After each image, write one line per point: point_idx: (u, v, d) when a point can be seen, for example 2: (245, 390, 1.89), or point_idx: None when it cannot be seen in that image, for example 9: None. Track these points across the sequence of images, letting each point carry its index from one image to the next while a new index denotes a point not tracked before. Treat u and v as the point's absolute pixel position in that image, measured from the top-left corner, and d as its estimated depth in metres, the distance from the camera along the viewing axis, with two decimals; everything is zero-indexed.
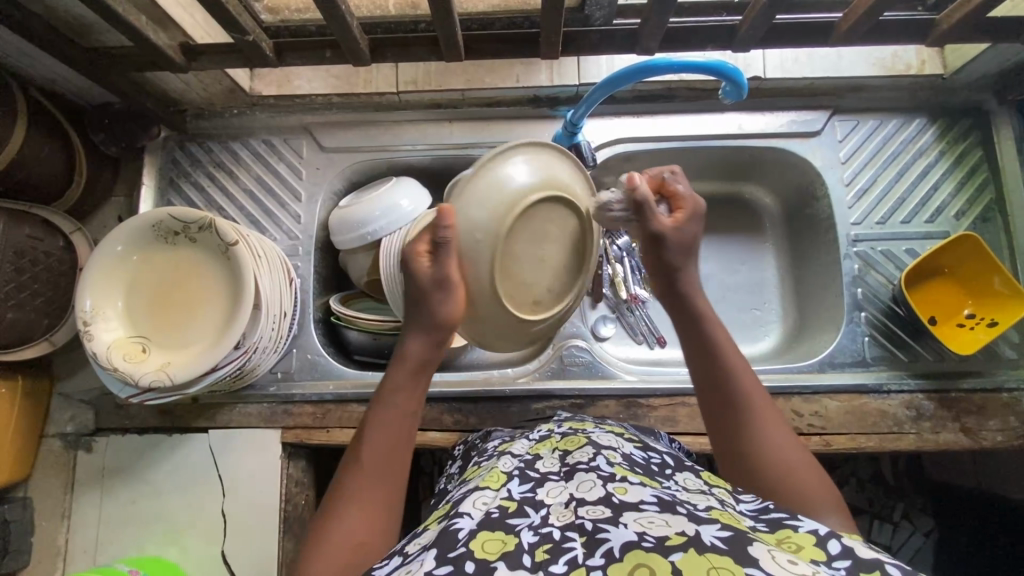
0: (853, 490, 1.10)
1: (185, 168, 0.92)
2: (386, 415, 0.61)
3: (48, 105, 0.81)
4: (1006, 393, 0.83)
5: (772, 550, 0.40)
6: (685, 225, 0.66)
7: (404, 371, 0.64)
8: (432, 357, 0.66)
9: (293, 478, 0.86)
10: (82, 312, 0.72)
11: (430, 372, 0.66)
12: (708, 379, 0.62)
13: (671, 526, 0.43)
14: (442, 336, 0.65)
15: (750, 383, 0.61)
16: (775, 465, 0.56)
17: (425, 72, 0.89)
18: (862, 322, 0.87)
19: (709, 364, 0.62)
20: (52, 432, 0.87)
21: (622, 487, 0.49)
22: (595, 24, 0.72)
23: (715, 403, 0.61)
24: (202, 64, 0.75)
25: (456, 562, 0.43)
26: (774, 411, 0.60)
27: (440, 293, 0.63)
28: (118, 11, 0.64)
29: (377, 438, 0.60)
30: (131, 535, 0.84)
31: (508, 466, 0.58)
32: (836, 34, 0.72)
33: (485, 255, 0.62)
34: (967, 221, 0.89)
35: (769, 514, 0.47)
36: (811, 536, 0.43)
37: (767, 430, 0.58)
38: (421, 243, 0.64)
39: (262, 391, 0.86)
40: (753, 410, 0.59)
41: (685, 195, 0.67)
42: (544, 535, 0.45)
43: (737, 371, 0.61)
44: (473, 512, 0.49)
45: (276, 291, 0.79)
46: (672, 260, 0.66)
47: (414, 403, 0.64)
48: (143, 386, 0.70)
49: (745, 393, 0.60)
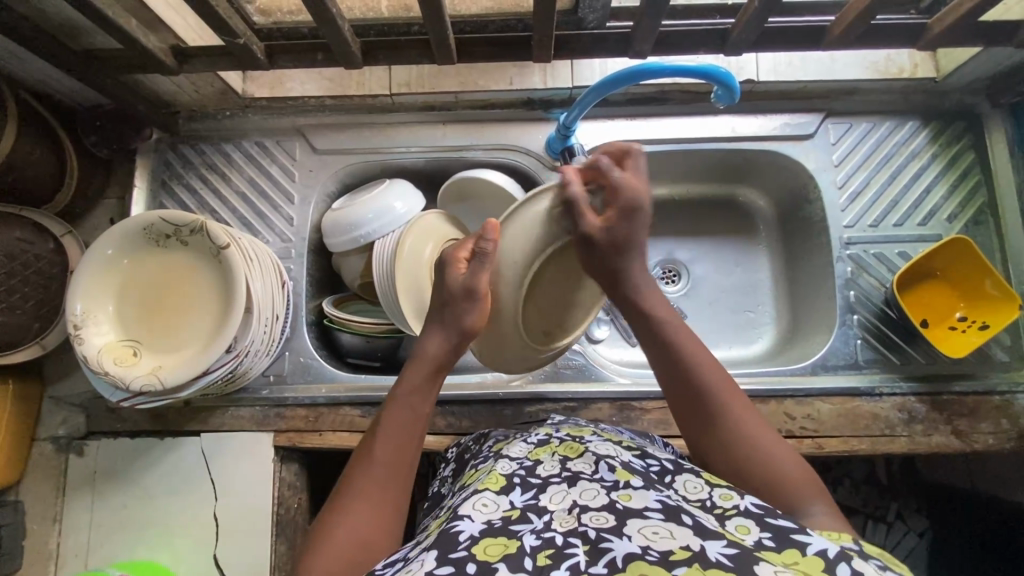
0: (847, 491, 1.11)
1: (177, 170, 0.92)
2: (401, 416, 0.62)
3: (40, 108, 0.81)
4: (997, 395, 0.84)
5: (779, 572, 0.39)
6: (616, 221, 0.62)
7: (418, 372, 0.65)
8: (447, 360, 0.66)
9: (286, 481, 0.86)
10: (72, 315, 0.71)
11: (444, 375, 0.67)
12: (677, 383, 0.62)
13: (675, 538, 0.43)
14: (459, 342, 0.66)
15: (718, 383, 0.61)
16: (756, 468, 0.56)
17: (418, 74, 0.89)
18: (855, 325, 0.87)
19: (676, 371, 0.63)
20: (43, 435, 0.87)
21: (626, 493, 0.49)
22: (588, 27, 0.73)
23: (687, 410, 0.62)
24: (192, 66, 0.74)
25: (458, 564, 0.43)
26: (747, 407, 0.60)
27: (468, 302, 0.65)
28: (108, 14, 0.63)
29: (387, 437, 0.60)
30: (123, 540, 0.84)
31: (507, 469, 0.57)
32: (828, 38, 0.72)
33: (514, 280, 0.65)
34: (960, 223, 0.89)
35: (774, 520, 0.47)
36: (819, 560, 0.42)
37: (741, 432, 0.59)
38: (461, 249, 0.68)
39: (254, 394, 0.86)
40: (726, 412, 0.60)
41: (619, 187, 0.63)
42: (547, 539, 0.45)
43: (705, 372, 0.62)
44: (474, 516, 0.49)
45: (268, 295, 0.79)
46: (611, 261, 0.63)
47: (426, 404, 0.64)
48: (134, 390, 0.70)
49: (715, 395, 0.61)
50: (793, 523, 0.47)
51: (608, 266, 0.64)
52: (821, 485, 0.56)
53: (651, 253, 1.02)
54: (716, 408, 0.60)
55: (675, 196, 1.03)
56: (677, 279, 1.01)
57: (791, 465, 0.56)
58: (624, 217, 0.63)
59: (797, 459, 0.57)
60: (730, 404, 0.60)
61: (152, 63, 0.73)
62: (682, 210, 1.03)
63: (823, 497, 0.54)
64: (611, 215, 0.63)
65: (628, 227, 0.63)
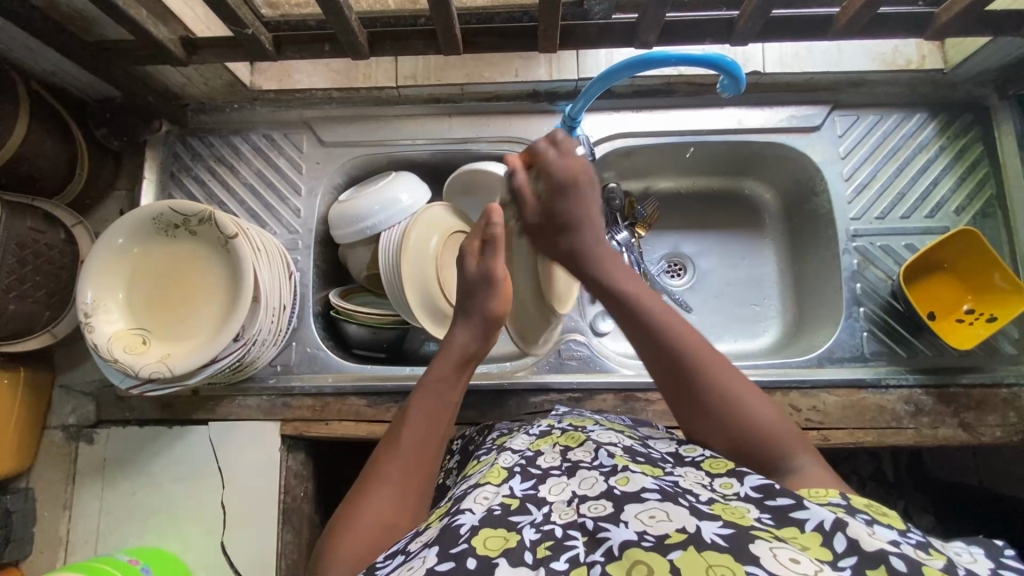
0: (854, 487, 1.11)
1: (185, 162, 0.93)
2: (427, 404, 0.63)
3: (50, 98, 0.81)
4: (1005, 388, 0.83)
5: (774, 548, 0.40)
6: (552, 207, 0.70)
7: (449, 360, 0.67)
8: (475, 352, 0.68)
9: (293, 469, 0.87)
10: (83, 304, 0.72)
11: (472, 366, 0.69)
12: (646, 335, 0.62)
13: (672, 521, 0.43)
14: (485, 334, 0.69)
15: (688, 333, 0.61)
16: (739, 409, 0.58)
17: (425, 66, 0.89)
18: (861, 318, 0.87)
19: (643, 328, 0.63)
20: (54, 423, 0.88)
21: (624, 477, 0.49)
22: (594, 18, 0.72)
23: (664, 360, 0.61)
24: (202, 57, 0.75)
25: (458, 558, 0.44)
26: (720, 357, 0.61)
27: (486, 289, 0.69)
28: (119, 4, 0.64)
29: (417, 426, 0.62)
30: (132, 527, 0.85)
31: (509, 461, 0.57)
32: (835, 27, 0.72)
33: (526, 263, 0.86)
34: (967, 216, 0.89)
35: (775, 502, 0.47)
36: (817, 535, 0.43)
37: (718, 381, 0.59)
38: (473, 239, 0.72)
39: (261, 383, 0.87)
40: (699, 358, 0.60)
41: (549, 170, 0.70)
42: (546, 532, 0.46)
43: (677, 329, 0.61)
44: (475, 508, 0.50)
45: (275, 284, 0.79)
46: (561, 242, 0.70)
47: (455, 393, 0.66)
48: (143, 377, 0.71)
49: (688, 345, 0.60)
50: (791, 498, 0.47)
51: (564, 250, 0.70)
52: (799, 435, 0.58)
53: (656, 246, 1.02)
54: (700, 366, 0.59)
55: (681, 188, 1.03)
56: (683, 273, 1.01)
57: (772, 418, 0.58)
58: (558, 199, 0.70)
59: (773, 410, 0.59)
60: (710, 364, 0.60)
61: (163, 54, 0.74)
62: (687, 204, 1.03)
63: (804, 451, 0.57)
64: (545, 197, 0.70)
65: (565, 206, 0.70)
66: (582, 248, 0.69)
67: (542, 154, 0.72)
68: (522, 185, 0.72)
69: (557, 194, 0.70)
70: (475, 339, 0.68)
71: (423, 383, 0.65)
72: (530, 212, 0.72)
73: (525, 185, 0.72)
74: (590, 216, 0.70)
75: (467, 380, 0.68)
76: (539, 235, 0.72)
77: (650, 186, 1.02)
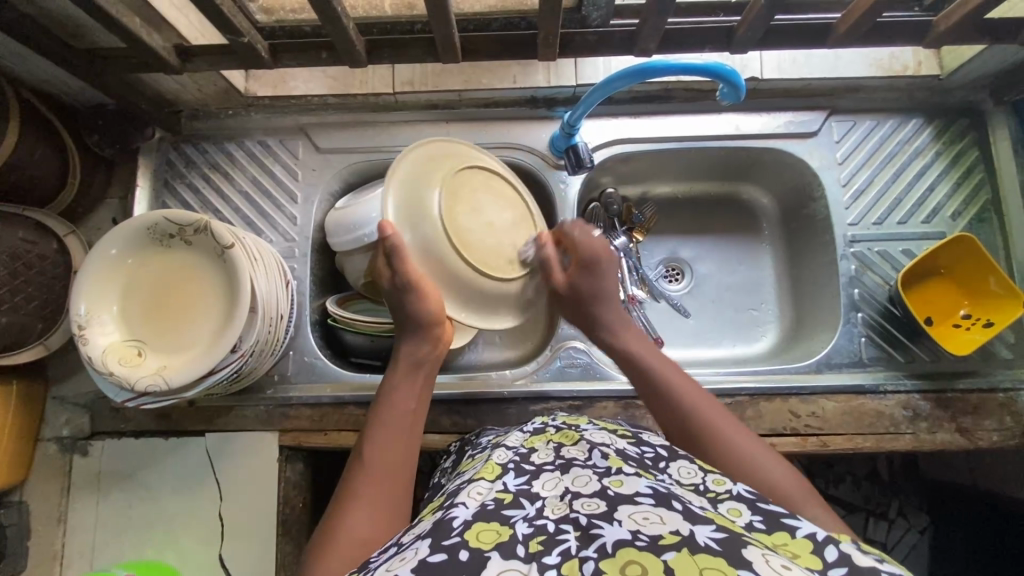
0: (849, 488, 1.10)
1: (179, 169, 0.92)
2: (388, 415, 0.66)
3: (40, 106, 0.80)
4: (1002, 393, 0.84)
5: (766, 554, 0.40)
6: (576, 279, 0.76)
7: (399, 374, 0.70)
8: (426, 357, 0.72)
9: (291, 481, 0.85)
10: (76, 316, 0.71)
11: (426, 371, 0.72)
12: (655, 395, 0.68)
13: (665, 523, 0.43)
14: (428, 335, 0.72)
15: (690, 391, 0.66)
16: (741, 462, 0.59)
17: (422, 73, 0.89)
18: (859, 323, 0.87)
19: (654, 389, 0.68)
20: (48, 435, 0.86)
21: (618, 480, 0.49)
22: (592, 25, 0.72)
23: (669, 414, 0.66)
24: (196, 65, 0.74)
25: (451, 551, 0.43)
26: (722, 412, 0.64)
27: (410, 295, 0.70)
28: (113, 13, 0.63)
29: (381, 438, 0.64)
30: (128, 540, 0.84)
31: (503, 458, 0.58)
32: (833, 35, 0.72)
33: (441, 239, 0.70)
34: (963, 221, 0.90)
35: (766, 506, 0.49)
36: (807, 542, 0.43)
37: (721, 429, 0.62)
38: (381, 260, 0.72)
39: (259, 394, 0.86)
40: (697, 412, 0.64)
41: (579, 243, 0.77)
42: (538, 527, 0.45)
43: (682, 389, 0.66)
44: (469, 502, 0.50)
45: (273, 295, 0.79)
46: (583, 309, 0.77)
47: (411, 400, 0.68)
48: (140, 391, 0.70)
49: (685, 398, 0.65)
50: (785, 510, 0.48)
51: (584, 314, 0.77)
52: (811, 491, 0.57)
53: (654, 251, 1.02)
54: (694, 419, 0.64)
55: (678, 193, 1.03)
56: (681, 277, 1.01)
57: (781, 471, 0.58)
58: (586, 273, 0.76)
59: (785, 468, 0.59)
60: (714, 423, 0.63)
61: (155, 62, 0.72)
62: (684, 209, 1.03)
63: (812, 500, 0.56)
64: (574, 271, 0.77)
65: (591, 280, 0.76)
66: (601, 314, 0.76)
67: (570, 232, 0.78)
68: (551, 262, 0.76)
69: (586, 270, 0.76)
70: (422, 345, 0.71)
71: (379, 398, 0.68)
72: (556, 284, 0.77)
73: (553, 256, 0.76)
74: (608, 290, 0.77)
75: (424, 387, 0.71)
76: (563, 303, 0.78)
77: (648, 191, 1.02)
